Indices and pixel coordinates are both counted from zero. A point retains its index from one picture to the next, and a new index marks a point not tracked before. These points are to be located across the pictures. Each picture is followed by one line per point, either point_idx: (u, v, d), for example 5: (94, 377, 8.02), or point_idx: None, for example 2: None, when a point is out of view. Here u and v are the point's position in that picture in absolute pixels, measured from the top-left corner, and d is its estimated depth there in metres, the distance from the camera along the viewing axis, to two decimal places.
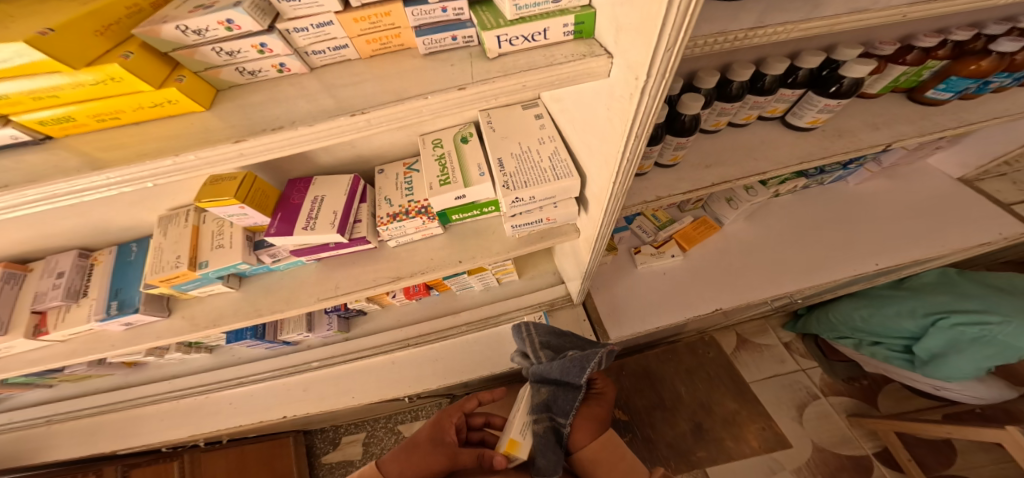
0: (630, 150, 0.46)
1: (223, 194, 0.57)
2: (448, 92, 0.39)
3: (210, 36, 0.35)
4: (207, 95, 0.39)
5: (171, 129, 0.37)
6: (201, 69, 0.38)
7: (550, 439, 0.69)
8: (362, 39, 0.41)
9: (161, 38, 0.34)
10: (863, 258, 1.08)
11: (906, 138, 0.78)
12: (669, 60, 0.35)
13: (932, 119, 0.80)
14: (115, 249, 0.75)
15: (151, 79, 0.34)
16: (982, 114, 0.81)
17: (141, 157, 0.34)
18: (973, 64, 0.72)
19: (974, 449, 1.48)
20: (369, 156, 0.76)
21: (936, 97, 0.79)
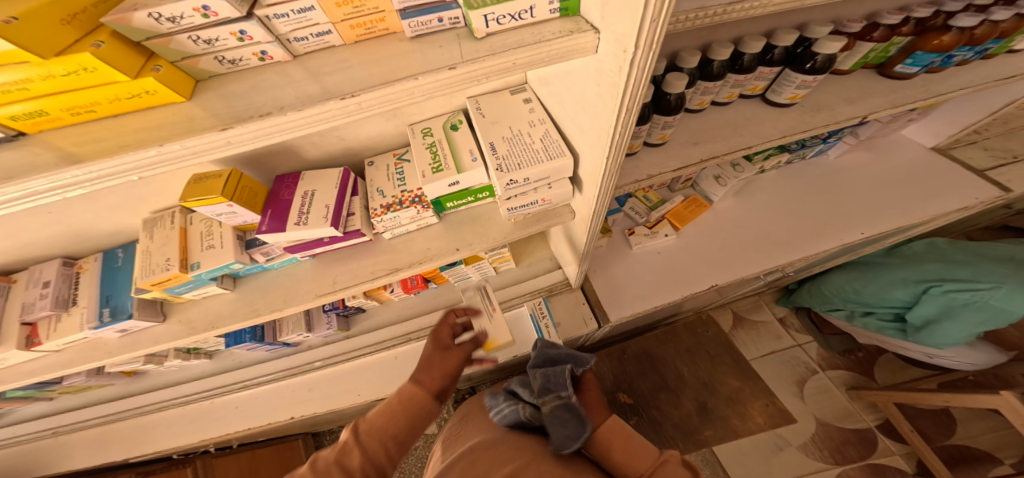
0: (622, 125, 0.46)
1: (211, 192, 0.56)
2: (440, 72, 0.39)
3: (185, 23, 0.34)
4: (186, 85, 0.38)
5: (152, 120, 0.36)
6: (177, 58, 0.37)
7: (559, 416, 0.66)
8: (346, 24, 0.40)
9: (133, 26, 0.33)
10: (849, 228, 1.09)
11: (879, 111, 0.77)
12: (655, 31, 0.35)
13: (904, 93, 0.80)
14: (100, 256, 0.74)
15: (127, 68, 0.33)
16: (948, 86, 0.80)
17: (122, 150, 0.34)
18: (936, 39, 0.71)
19: (973, 417, 1.53)
20: (358, 149, 0.75)
21: (905, 72, 0.79)
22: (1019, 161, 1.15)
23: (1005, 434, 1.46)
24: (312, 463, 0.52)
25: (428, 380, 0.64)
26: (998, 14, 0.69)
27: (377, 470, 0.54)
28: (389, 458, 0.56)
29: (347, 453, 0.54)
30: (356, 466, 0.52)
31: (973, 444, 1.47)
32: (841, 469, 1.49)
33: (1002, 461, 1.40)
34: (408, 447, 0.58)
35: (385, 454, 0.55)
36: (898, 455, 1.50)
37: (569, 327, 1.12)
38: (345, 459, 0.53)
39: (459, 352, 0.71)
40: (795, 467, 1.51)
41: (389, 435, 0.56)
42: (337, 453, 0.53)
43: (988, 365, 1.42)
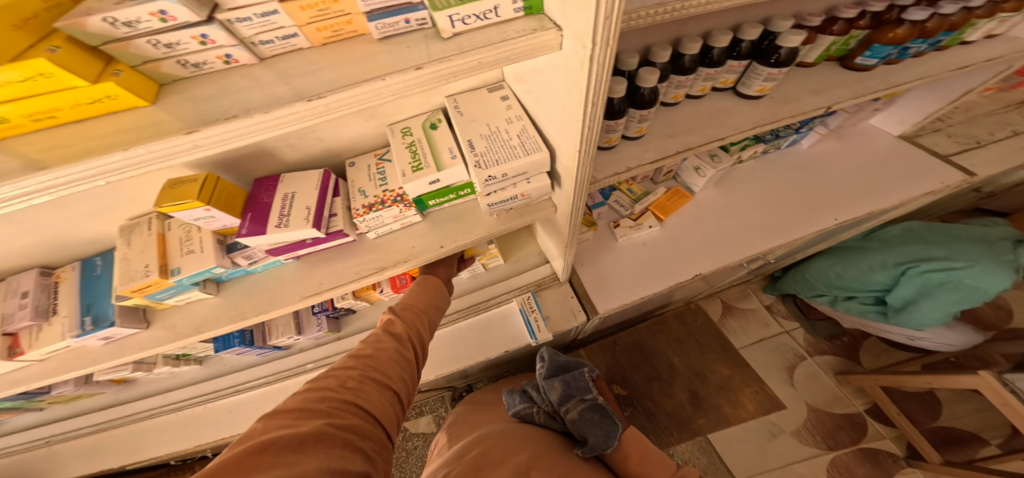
0: (590, 119, 0.48)
1: (187, 197, 0.56)
2: (407, 73, 0.39)
3: (142, 28, 0.34)
4: (149, 89, 0.38)
5: (118, 124, 0.36)
6: (138, 63, 0.37)
7: (591, 417, 0.89)
8: (312, 27, 0.40)
9: (88, 32, 0.33)
10: (824, 214, 1.13)
11: (843, 101, 0.79)
12: (609, 27, 0.37)
13: (865, 84, 0.82)
14: (78, 264, 0.74)
15: (84, 73, 0.33)
16: (905, 77, 0.83)
17: (87, 154, 0.33)
18: (890, 31, 0.75)
19: (957, 399, 1.59)
20: (338, 150, 0.76)
21: (864, 63, 0.81)
22: (981, 146, 1.21)
23: (990, 415, 1.52)
24: (368, 338, 0.70)
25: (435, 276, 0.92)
26: (946, 8, 0.74)
27: (416, 334, 0.74)
28: (423, 327, 0.76)
29: (392, 324, 0.74)
30: (403, 330, 0.72)
31: (959, 425, 1.54)
32: (835, 453, 1.54)
33: (988, 442, 1.48)
34: (433, 320, 0.81)
35: (420, 322, 0.77)
36: (888, 439, 1.55)
37: (558, 321, 1.14)
38: (391, 328, 0.72)
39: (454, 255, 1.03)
40: (786, 453, 1.55)
41: (419, 308, 0.79)
42: (384, 326, 0.72)
43: (967, 345, 1.47)
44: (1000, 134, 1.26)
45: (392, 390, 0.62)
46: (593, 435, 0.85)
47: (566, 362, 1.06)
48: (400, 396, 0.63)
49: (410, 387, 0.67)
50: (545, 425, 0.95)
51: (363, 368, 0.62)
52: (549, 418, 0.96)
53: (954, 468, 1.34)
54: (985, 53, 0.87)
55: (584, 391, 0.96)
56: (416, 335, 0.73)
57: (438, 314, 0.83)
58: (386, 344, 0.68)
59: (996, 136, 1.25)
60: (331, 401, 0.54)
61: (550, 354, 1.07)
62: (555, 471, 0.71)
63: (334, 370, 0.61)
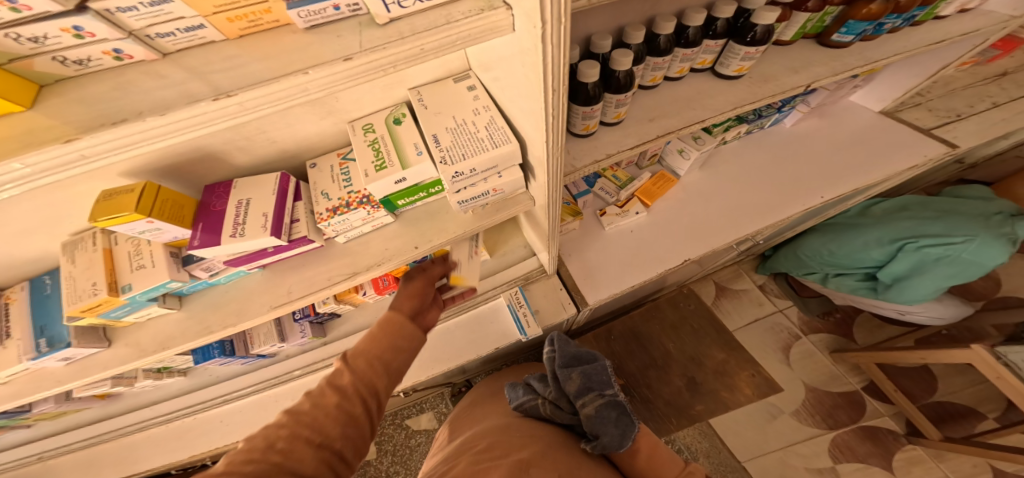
0: (553, 107, 0.44)
1: (122, 210, 0.52)
2: (334, 64, 0.35)
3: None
4: (22, 91, 0.31)
5: None
6: (3, 61, 0.29)
7: (608, 414, 0.84)
8: (222, 17, 0.35)
9: None
10: (812, 192, 1.09)
11: (822, 79, 0.75)
12: (558, 4, 0.33)
13: (843, 61, 0.78)
14: (28, 284, 0.70)
15: None
16: (883, 53, 0.79)
17: None
18: (864, 7, 0.70)
19: (951, 373, 1.59)
20: (297, 150, 0.72)
21: (840, 41, 0.77)
22: (962, 119, 1.17)
23: (984, 388, 1.53)
24: (310, 390, 0.57)
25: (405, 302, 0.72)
26: None
27: (367, 387, 0.58)
28: (380, 378, 0.60)
29: (340, 375, 0.58)
30: (349, 384, 0.56)
31: (956, 400, 1.54)
32: (835, 433, 1.54)
33: (985, 416, 1.48)
34: (396, 365, 0.62)
35: (376, 372, 0.60)
36: (887, 416, 1.55)
37: (547, 314, 1.12)
38: (338, 379, 0.57)
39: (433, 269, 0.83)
40: (787, 434, 1.55)
41: (376, 354, 0.61)
42: (329, 377, 0.58)
43: (956, 318, 1.47)
44: (981, 106, 1.22)
45: (333, 451, 0.51)
46: (606, 434, 0.81)
47: (582, 352, 1.01)
48: (347, 457, 0.52)
49: (359, 450, 0.54)
50: (551, 416, 0.92)
51: (296, 425, 0.50)
52: (556, 409, 0.92)
53: (954, 444, 1.34)
54: (964, 26, 0.84)
55: (602, 384, 0.92)
56: (371, 387, 0.58)
57: (401, 358, 0.64)
58: (327, 400, 0.54)
59: (977, 109, 1.21)
60: (257, 464, 0.44)
61: (562, 342, 1.02)
62: (559, 470, 0.67)
63: (265, 428, 0.49)
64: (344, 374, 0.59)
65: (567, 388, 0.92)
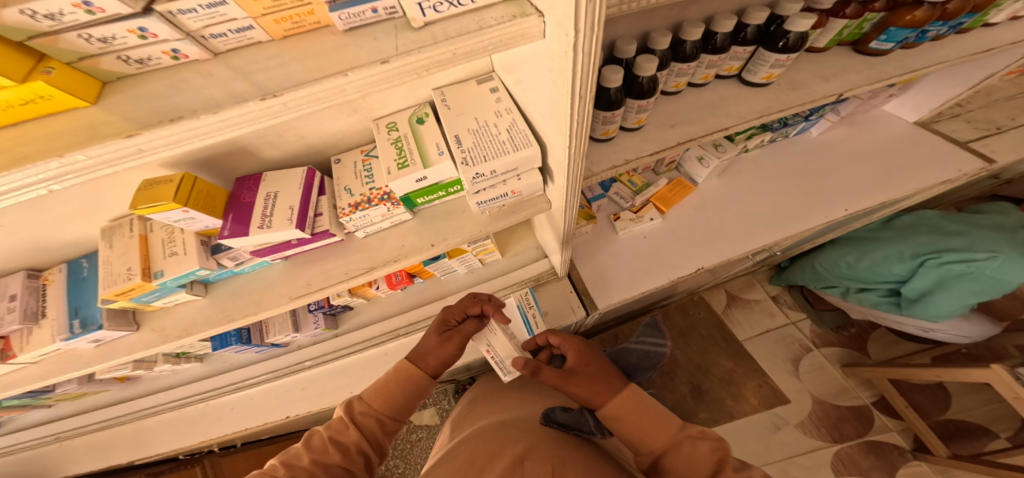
0: (578, 112, 0.43)
1: (160, 198, 0.54)
2: (372, 66, 0.35)
3: (68, 21, 0.28)
4: (87, 88, 0.33)
5: (50, 129, 0.31)
6: (73, 59, 0.31)
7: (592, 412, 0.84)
8: (269, 19, 0.36)
9: (6, 25, 0.27)
10: (832, 204, 1.08)
11: (855, 88, 0.74)
12: (591, 11, 0.31)
13: (880, 69, 0.77)
14: (66, 266, 0.73)
15: (9, 72, 0.28)
16: (923, 61, 0.77)
17: (19, 162, 0.29)
18: (908, 14, 0.68)
19: (967, 391, 1.55)
20: (322, 146, 0.74)
21: (879, 48, 0.76)
22: (1002, 132, 1.14)
23: (998, 407, 1.49)
24: (313, 445, 0.64)
25: (425, 362, 0.76)
26: None
27: (373, 446, 0.67)
28: (384, 433, 0.70)
29: (344, 432, 0.66)
30: (353, 441, 0.65)
31: (968, 418, 1.50)
32: (839, 446, 1.51)
33: (997, 435, 1.44)
34: (399, 423, 0.73)
35: (381, 431, 0.69)
36: (895, 431, 1.52)
37: (557, 316, 1.12)
38: (341, 435, 0.66)
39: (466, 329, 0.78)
40: (790, 445, 1.53)
41: (386, 415, 0.70)
42: (333, 434, 0.66)
43: (978, 336, 1.43)
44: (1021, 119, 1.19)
45: None
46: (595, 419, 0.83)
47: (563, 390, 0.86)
48: None
49: None
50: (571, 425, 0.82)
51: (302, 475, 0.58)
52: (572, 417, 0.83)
53: (963, 461, 1.31)
54: (1011, 35, 0.81)
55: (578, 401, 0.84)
56: (374, 444, 0.67)
57: (406, 416, 0.74)
58: (332, 455, 0.62)
59: (1016, 122, 1.18)
60: None
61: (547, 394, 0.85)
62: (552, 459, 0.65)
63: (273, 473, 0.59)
64: (347, 429, 0.67)
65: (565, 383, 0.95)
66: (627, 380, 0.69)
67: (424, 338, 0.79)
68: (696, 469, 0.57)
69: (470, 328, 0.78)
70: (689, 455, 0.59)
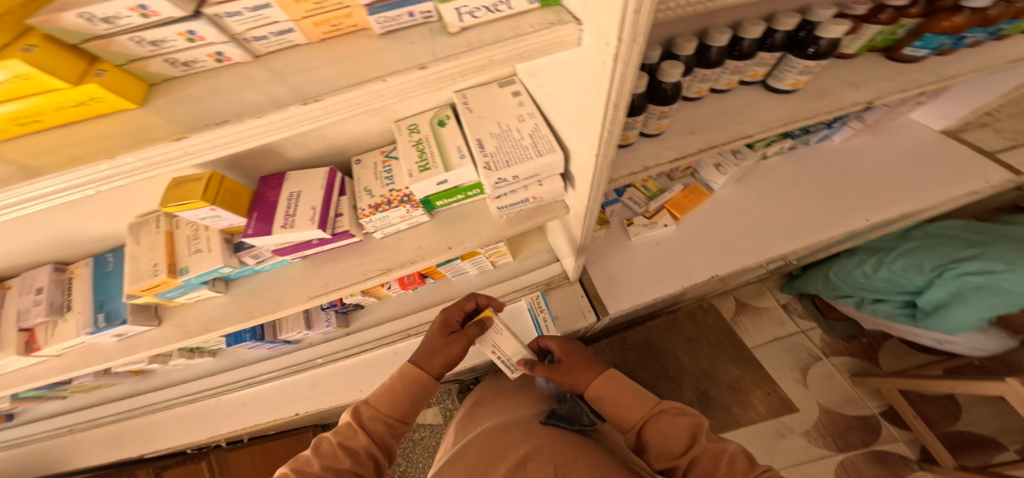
0: (610, 122, 0.41)
1: (189, 197, 0.55)
2: (410, 72, 0.35)
3: (124, 24, 0.29)
4: (136, 90, 0.33)
5: (100, 131, 0.31)
6: (123, 61, 0.31)
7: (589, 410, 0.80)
8: (309, 21, 0.36)
9: (64, 28, 0.27)
10: (851, 215, 1.07)
11: (886, 96, 0.73)
12: (636, 25, 0.29)
13: (912, 77, 0.76)
14: (91, 260, 0.74)
15: (65, 74, 0.28)
16: (957, 69, 0.76)
17: (70, 163, 0.29)
18: (945, 20, 0.67)
19: (977, 403, 1.52)
20: (344, 147, 0.74)
21: (913, 55, 0.74)
22: None
23: (1008, 420, 1.45)
24: (323, 450, 0.64)
25: (430, 365, 0.74)
26: None
27: (381, 450, 0.66)
28: (392, 437, 0.69)
29: (353, 437, 0.66)
30: (362, 446, 0.64)
31: (977, 430, 1.47)
32: (844, 455, 1.50)
33: (1006, 447, 1.41)
34: (407, 426, 0.72)
35: (389, 435, 0.68)
36: (902, 441, 1.51)
37: (567, 321, 1.11)
38: (349, 441, 0.65)
39: (470, 332, 0.76)
40: (795, 453, 1.51)
41: (393, 419, 0.69)
42: (341, 439, 0.65)
43: (996, 349, 1.40)
44: None
45: None
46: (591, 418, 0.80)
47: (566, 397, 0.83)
48: None
49: None
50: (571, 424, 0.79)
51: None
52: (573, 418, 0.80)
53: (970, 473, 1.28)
54: None
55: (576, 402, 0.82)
56: (383, 449, 0.66)
57: (412, 419, 0.73)
58: (341, 461, 0.61)
59: None
60: None
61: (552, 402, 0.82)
62: (556, 461, 0.64)
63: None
64: (355, 434, 0.66)
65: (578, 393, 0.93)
66: (606, 366, 0.73)
67: (427, 340, 0.77)
68: (672, 442, 0.58)
69: (474, 330, 0.77)
70: (665, 428, 0.60)
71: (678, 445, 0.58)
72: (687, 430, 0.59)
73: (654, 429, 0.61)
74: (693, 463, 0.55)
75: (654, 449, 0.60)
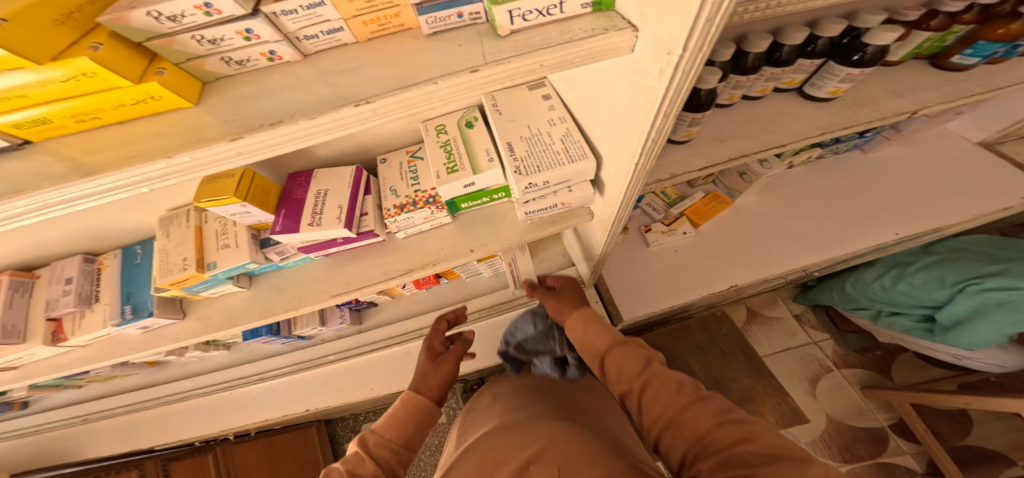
0: (657, 130, 0.40)
1: (223, 193, 0.56)
2: (460, 75, 0.35)
3: (187, 22, 0.30)
4: (192, 88, 0.34)
5: (158, 128, 0.33)
6: (181, 59, 0.33)
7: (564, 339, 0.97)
8: (359, 20, 0.36)
9: (132, 26, 0.29)
10: (876, 228, 1.05)
11: (931, 105, 0.72)
12: (708, 34, 0.28)
13: (958, 85, 0.74)
14: (120, 252, 0.75)
15: (128, 73, 0.30)
16: (1009, 78, 0.74)
17: (130, 161, 0.30)
18: (1001, 27, 0.64)
19: (988, 418, 1.48)
20: (371, 145, 0.74)
21: (962, 63, 0.72)
22: None
23: (1018, 436, 1.42)
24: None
25: (427, 389, 0.76)
26: None
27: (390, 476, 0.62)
28: (400, 464, 0.65)
29: (361, 464, 0.61)
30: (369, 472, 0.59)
31: (987, 444, 1.44)
32: (849, 467, 1.47)
33: (1016, 463, 1.37)
34: (414, 454, 0.68)
35: (398, 460, 0.64)
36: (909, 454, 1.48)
37: None
38: (358, 468, 0.60)
39: (453, 353, 0.84)
40: None
41: (400, 444, 0.66)
42: (348, 467, 0.60)
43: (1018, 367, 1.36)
44: None
45: None
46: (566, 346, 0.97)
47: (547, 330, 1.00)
48: None
49: None
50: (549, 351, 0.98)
51: None
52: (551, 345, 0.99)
53: None
54: None
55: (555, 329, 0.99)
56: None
57: (418, 448, 0.70)
58: None
59: None
60: None
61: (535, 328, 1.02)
62: (559, 462, 0.56)
63: None
64: (363, 462, 0.62)
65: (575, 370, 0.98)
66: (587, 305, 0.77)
67: (416, 371, 0.81)
68: (630, 364, 0.59)
69: (457, 349, 0.85)
70: (623, 353, 0.62)
71: (636, 367, 0.59)
72: (647, 359, 0.60)
73: (616, 354, 0.62)
74: (647, 383, 0.56)
75: (614, 373, 0.61)
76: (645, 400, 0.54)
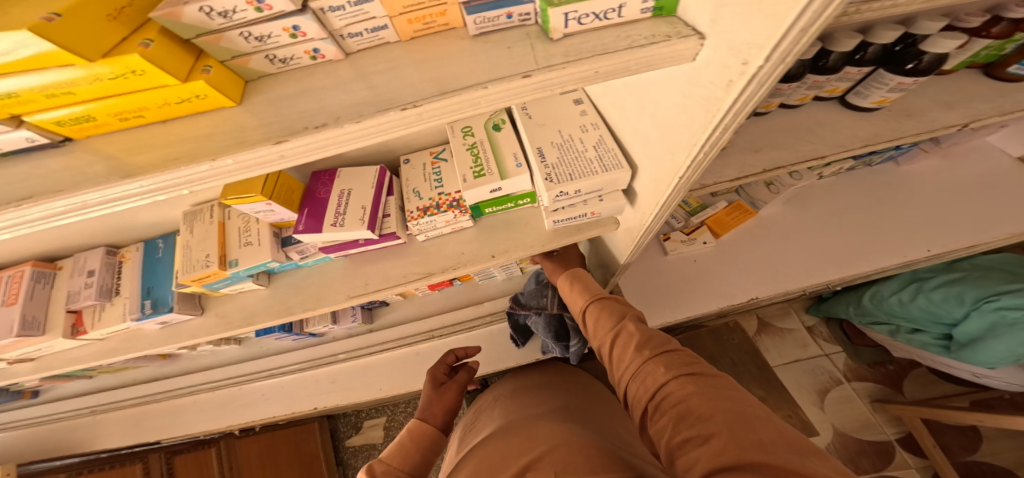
0: (712, 143, 0.38)
1: (249, 191, 0.55)
2: (513, 80, 0.33)
3: (238, 18, 0.29)
4: (236, 87, 0.33)
5: (201, 128, 0.32)
6: (227, 57, 0.32)
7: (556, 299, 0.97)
8: (404, 18, 0.34)
9: (182, 22, 0.28)
10: (905, 245, 1.02)
11: (984, 117, 0.69)
12: (796, 44, 0.26)
13: (1012, 97, 0.71)
14: (141, 246, 0.74)
15: (176, 71, 0.29)
16: None
17: (172, 162, 0.29)
18: None
19: (1000, 435, 1.43)
20: (394, 145, 0.73)
21: (1019, 73, 0.70)
22: None
23: None
24: None
25: (432, 416, 0.75)
26: None
27: None
28: None
29: None
30: None
31: (995, 461, 1.39)
32: None
33: None
34: None
35: None
36: (914, 469, 1.45)
37: None
38: None
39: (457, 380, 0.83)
40: None
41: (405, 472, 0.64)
42: None
43: None
44: None
45: None
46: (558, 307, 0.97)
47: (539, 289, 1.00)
48: None
49: None
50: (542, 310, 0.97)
51: None
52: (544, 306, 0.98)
53: None
54: None
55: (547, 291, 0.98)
56: None
57: None
58: None
59: None
60: None
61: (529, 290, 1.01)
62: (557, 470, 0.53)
63: None
64: None
65: (580, 344, 1.01)
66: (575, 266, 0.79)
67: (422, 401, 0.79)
68: (604, 319, 0.63)
69: (463, 376, 0.84)
70: (598, 310, 0.65)
71: (610, 322, 0.62)
72: (622, 313, 0.62)
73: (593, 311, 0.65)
74: (618, 336, 0.59)
75: (592, 328, 0.65)
76: (614, 354, 0.58)
